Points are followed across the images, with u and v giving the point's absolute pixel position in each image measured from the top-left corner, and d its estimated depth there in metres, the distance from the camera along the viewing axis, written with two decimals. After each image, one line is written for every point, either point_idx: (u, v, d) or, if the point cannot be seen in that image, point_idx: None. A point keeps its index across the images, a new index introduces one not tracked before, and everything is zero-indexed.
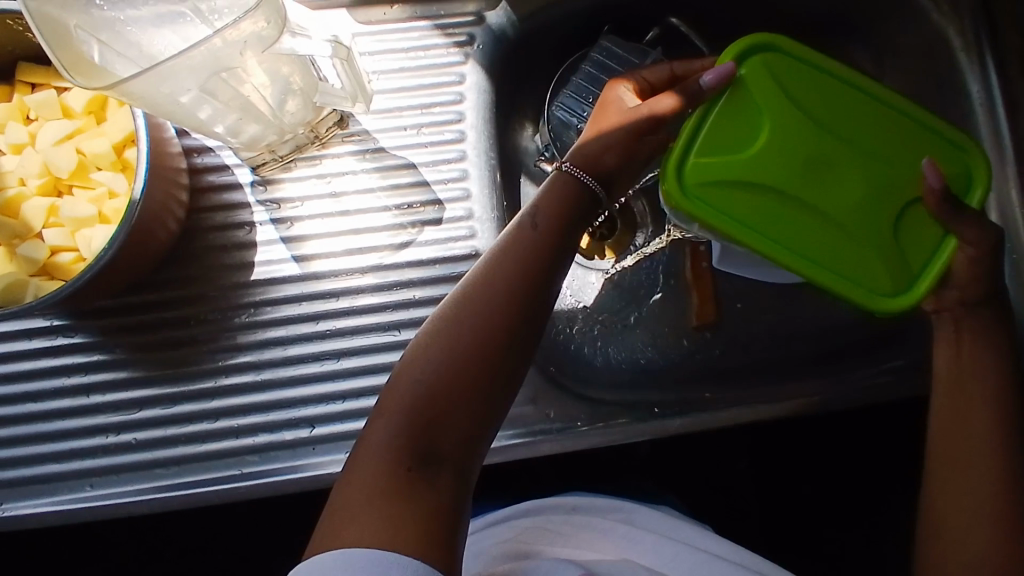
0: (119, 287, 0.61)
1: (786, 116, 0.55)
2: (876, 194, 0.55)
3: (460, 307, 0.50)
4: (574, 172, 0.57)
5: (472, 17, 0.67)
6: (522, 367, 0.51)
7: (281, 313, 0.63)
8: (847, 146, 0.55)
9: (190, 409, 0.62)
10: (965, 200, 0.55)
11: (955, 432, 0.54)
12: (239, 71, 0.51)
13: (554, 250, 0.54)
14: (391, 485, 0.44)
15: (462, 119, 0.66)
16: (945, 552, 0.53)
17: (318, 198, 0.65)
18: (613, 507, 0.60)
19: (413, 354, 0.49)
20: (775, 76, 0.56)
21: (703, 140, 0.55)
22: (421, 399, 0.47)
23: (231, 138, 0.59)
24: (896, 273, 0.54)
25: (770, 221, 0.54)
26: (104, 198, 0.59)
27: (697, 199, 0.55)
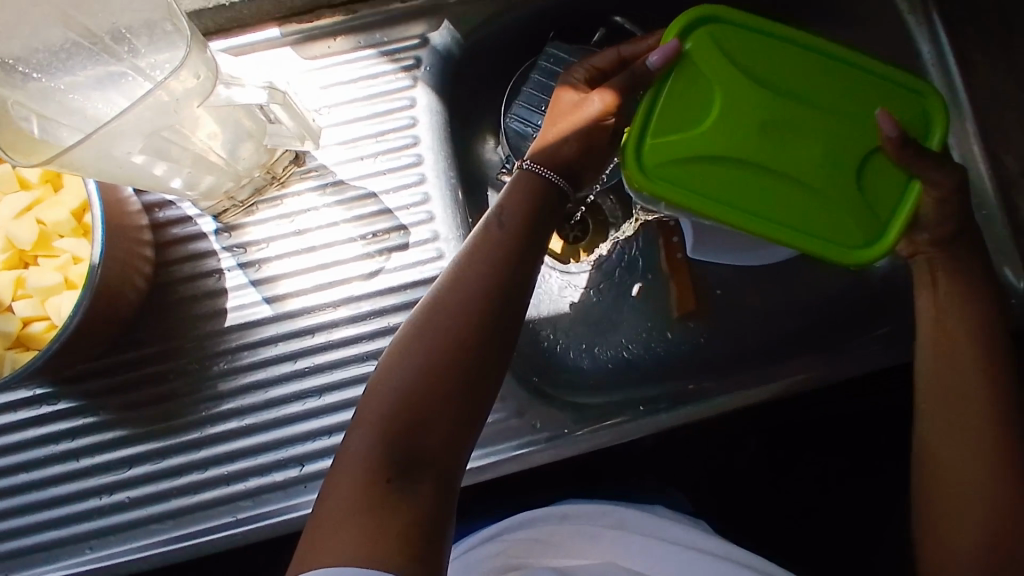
0: (96, 349, 0.61)
1: (738, 83, 0.55)
2: (836, 150, 0.54)
3: (432, 314, 0.50)
4: (537, 170, 0.56)
5: (417, 40, 0.66)
6: (499, 368, 0.51)
7: (259, 356, 0.63)
8: (802, 105, 0.55)
9: (179, 461, 0.62)
10: (924, 143, 0.55)
11: (938, 373, 0.55)
12: (180, 126, 0.51)
13: (522, 247, 0.54)
14: (370, 496, 0.45)
15: (418, 143, 0.67)
16: (937, 492, 0.55)
17: (283, 237, 0.65)
18: (603, 512, 0.59)
19: (387, 363, 0.50)
20: (722, 45, 0.55)
21: (659, 119, 0.55)
22: (397, 408, 0.48)
23: (189, 191, 0.59)
24: (864, 225, 0.55)
25: (734, 190, 0.54)
26: (69, 264, 0.59)
27: (661, 180, 0.55)
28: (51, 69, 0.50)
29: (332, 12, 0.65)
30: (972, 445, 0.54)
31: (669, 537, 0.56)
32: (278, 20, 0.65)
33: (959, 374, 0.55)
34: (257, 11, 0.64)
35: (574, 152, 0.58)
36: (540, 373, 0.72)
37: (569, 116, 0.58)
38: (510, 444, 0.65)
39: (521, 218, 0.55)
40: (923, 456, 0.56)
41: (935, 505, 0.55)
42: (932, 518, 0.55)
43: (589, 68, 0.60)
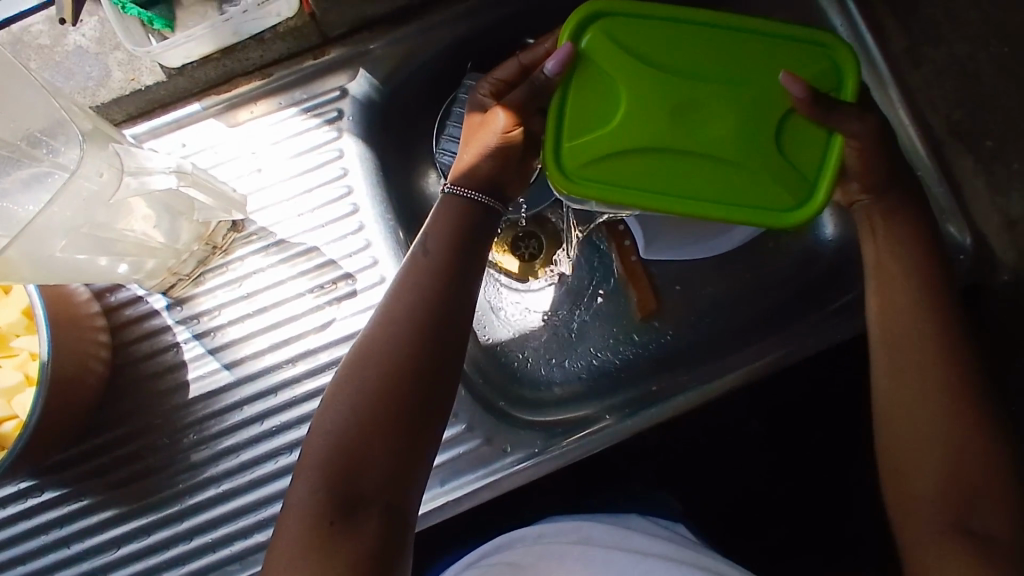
0: (69, 438, 0.62)
1: (640, 69, 0.53)
2: (754, 120, 0.52)
3: (364, 356, 0.53)
4: (461, 191, 0.58)
5: (337, 92, 0.67)
6: (435, 396, 0.54)
7: (227, 422, 0.65)
8: (711, 79, 0.52)
9: (164, 535, 0.64)
10: (840, 96, 0.53)
11: (886, 313, 0.55)
12: (101, 222, 0.52)
13: (448, 273, 0.56)
14: (313, 540, 0.48)
15: (352, 192, 0.68)
16: (896, 433, 0.53)
17: (234, 303, 0.66)
18: (573, 529, 0.68)
19: (326, 405, 0.53)
20: (616, 35, 0.53)
21: (569, 121, 0.54)
22: (334, 453, 0.51)
23: (134, 274, 0.61)
24: (795, 187, 0.53)
25: (659, 177, 0.53)
26: (28, 361, 0.60)
27: (587, 179, 0.54)
28: None
29: (248, 79, 0.67)
30: (927, 379, 0.52)
31: (628, 546, 0.65)
32: (198, 95, 0.67)
33: (905, 311, 0.54)
34: (174, 90, 0.66)
35: (495, 166, 0.59)
36: (507, 396, 0.71)
37: (481, 132, 0.58)
38: (512, 458, 0.66)
39: (448, 243, 0.56)
40: (880, 399, 0.55)
41: (896, 447, 0.53)
42: (892, 461, 0.54)
43: (494, 81, 0.60)
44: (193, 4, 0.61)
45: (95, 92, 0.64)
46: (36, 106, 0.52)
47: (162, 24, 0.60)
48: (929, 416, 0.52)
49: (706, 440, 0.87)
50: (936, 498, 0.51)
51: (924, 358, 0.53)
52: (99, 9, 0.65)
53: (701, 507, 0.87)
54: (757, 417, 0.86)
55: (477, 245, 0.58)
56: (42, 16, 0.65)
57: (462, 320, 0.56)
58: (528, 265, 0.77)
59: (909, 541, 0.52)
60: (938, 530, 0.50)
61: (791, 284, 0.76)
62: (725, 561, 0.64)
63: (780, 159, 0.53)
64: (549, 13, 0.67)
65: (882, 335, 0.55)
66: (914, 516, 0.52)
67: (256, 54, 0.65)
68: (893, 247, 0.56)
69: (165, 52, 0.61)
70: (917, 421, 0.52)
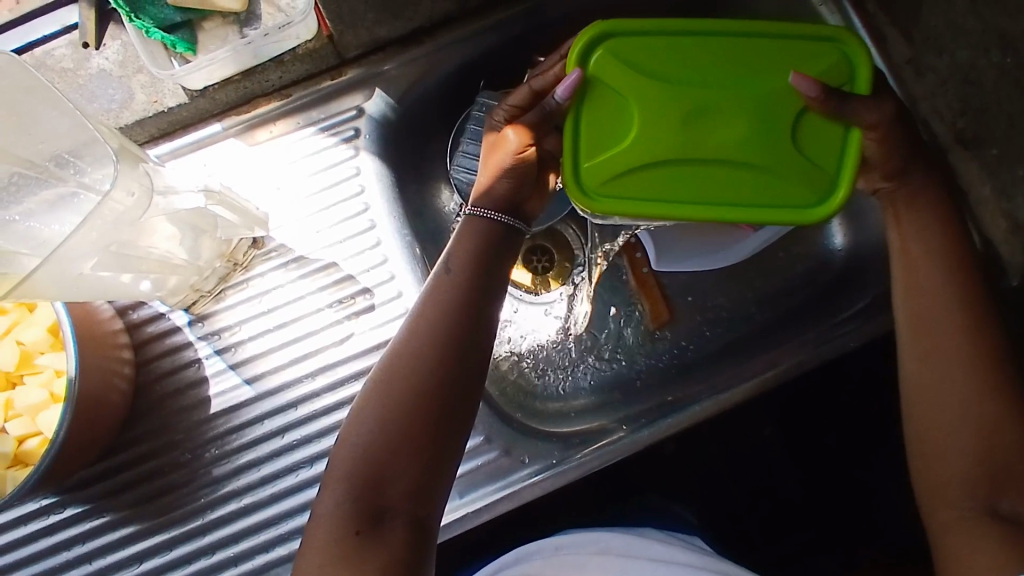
0: (93, 454, 0.63)
1: (649, 85, 0.53)
2: (768, 123, 0.52)
3: (388, 370, 0.55)
4: (485, 214, 0.59)
5: (353, 112, 0.69)
6: (460, 411, 0.55)
7: (248, 437, 0.66)
8: (723, 87, 0.53)
9: (186, 550, 0.64)
10: (852, 87, 0.53)
11: (912, 297, 0.57)
12: (131, 239, 0.53)
13: (470, 292, 0.57)
14: (341, 549, 0.50)
15: (369, 209, 0.69)
16: (925, 419, 0.55)
17: (254, 318, 0.67)
18: (590, 539, 0.68)
19: (350, 420, 0.55)
20: (621, 53, 0.54)
21: (585, 143, 0.55)
22: (360, 464, 0.53)
23: (157, 291, 0.62)
24: (816, 182, 0.54)
25: (679, 187, 0.54)
26: (52, 379, 0.61)
27: (610, 196, 0.55)
28: (6, 204, 0.54)
29: (267, 99, 0.69)
30: (959, 365, 0.54)
31: (647, 555, 0.67)
32: (218, 115, 0.68)
33: (931, 294, 0.56)
34: (195, 111, 0.67)
35: (512, 187, 0.60)
36: (524, 409, 0.71)
37: (495, 153, 0.59)
38: (529, 470, 0.66)
39: (470, 259, 0.58)
40: (909, 386, 0.57)
41: (926, 433, 0.55)
42: (921, 446, 0.56)
43: (507, 107, 0.60)
44: (214, 27, 0.63)
45: (119, 114, 0.65)
46: (62, 127, 0.53)
47: (184, 47, 0.62)
48: (952, 423, 0.54)
49: (720, 448, 0.88)
50: (968, 482, 0.53)
51: (953, 369, 0.54)
52: (121, 32, 0.66)
53: (716, 515, 0.87)
54: (770, 425, 0.87)
55: (499, 260, 0.59)
56: (64, 39, 0.66)
57: (486, 336, 0.57)
58: (540, 277, 0.78)
59: (940, 525, 0.54)
60: (967, 510, 0.53)
61: (801, 292, 0.77)
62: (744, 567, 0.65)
63: (800, 156, 0.53)
64: (560, 30, 0.68)
65: (911, 318, 0.57)
66: (944, 500, 0.54)
67: (275, 75, 0.66)
68: (924, 255, 0.57)
69: (188, 75, 0.62)
70: (946, 406, 0.54)
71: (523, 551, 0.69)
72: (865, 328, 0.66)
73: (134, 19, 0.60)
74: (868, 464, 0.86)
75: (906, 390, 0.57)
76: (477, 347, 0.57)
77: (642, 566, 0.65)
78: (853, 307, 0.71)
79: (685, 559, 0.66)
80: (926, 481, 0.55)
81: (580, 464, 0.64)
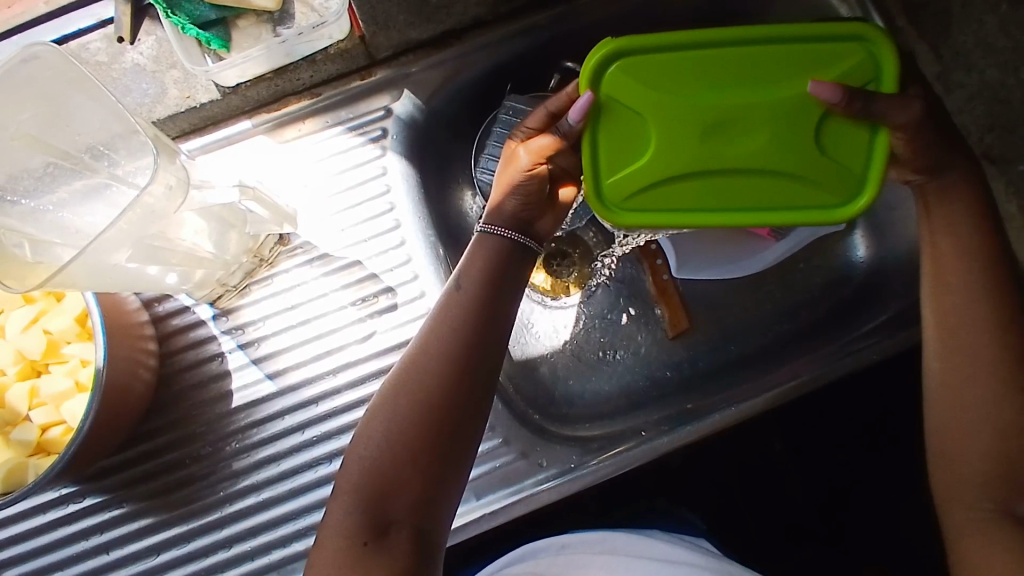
0: (116, 443, 0.63)
1: (670, 98, 0.53)
2: (790, 131, 0.52)
3: (397, 384, 0.56)
4: (495, 231, 0.59)
5: (381, 112, 0.69)
6: (471, 422, 0.56)
7: (267, 432, 0.66)
8: (744, 96, 0.52)
9: (204, 542, 0.65)
10: (877, 86, 0.52)
11: (941, 293, 0.56)
12: (165, 231, 0.54)
13: (481, 305, 0.57)
14: (348, 560, 0.51)
15: (394, 209, 0.70)
16: (947, 424, 0.55)
17: (276, 313, 0.68)
18: (597, 539, 0.69)
19: (359, 432, 0.55)
20: (635, 70, 0.53)
21: (605, 159, 0.55)
22: (368, 476, 0.53)
23: (184, 284, 0.63)
24: (843, 183, 0.54)
25: (704, 195, 0.55)
26: (78, 368, 0.61)
27: (635, 209, 0.56)
28: (38, 193, 0.53)
29: (297, 98, 0.69)
30: (980, 381, 0.54)
31: (652, 554, 0.67)
32: (248, 112, 0.69)
33: (960, 290, 0.56)
34: (226, 108, 0.67)
35: (521, 203, 0.60)
36: (542, 411, 0.71)
37: (507, 170, 0.60)
38: (545, 474, 0.66)
39: (482, 272, 0.58)
40: (930, 385, 0.57)
41: (946, 433, 0.55)
42: (941, 446, 0.56)
43: (525, 129, 0.60)
44: (247, 25, 0.63)
45: (151, 109, 0.65)
46: (95, 118, 0.53)
47: (218, 44, 0.62)
48: (974, 438, 0.54)
49: (734, 459, 0.88)
50: (988, 492, 0.53)
51: (976, 388, 0.54)
52: (156, 28, 0.67)
53: (729, 525, 0.87)
54: (785, 440, 0.87)
55: (514, 273, 0.60)
56: (99, 33, 0.67)
57: (498, 347, 0.57)
58: (559, 282, 0.78)
59: (956, 522, 0.54)
60: (984, 511, 0.53)
61: (822, 304, 0.77)
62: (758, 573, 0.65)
63: (824, 159, 0.53)
64: (590, 37, 0.69)
65: (938, 313, 0.56)
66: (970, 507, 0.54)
67: (306, 74, 0.67)
68: (957, 271, 0.56)
69: (222, 71, 0.63)
70: (969, 404, 0.54)
71: (529, 548, 0.70)
72: (889, 339, 0.66)
73: (171, 16, 0.60)
74: (885, 477, 0.85)
75: (928, 389, 0.57)
76: (489, 358, 0.57)
77: (645, 565, 0.65)
78: (875, 321, 0.71)
79: (693, 560, 0.66)
80: (942, 492, 0.56)
81: (598, 470, 0.64)
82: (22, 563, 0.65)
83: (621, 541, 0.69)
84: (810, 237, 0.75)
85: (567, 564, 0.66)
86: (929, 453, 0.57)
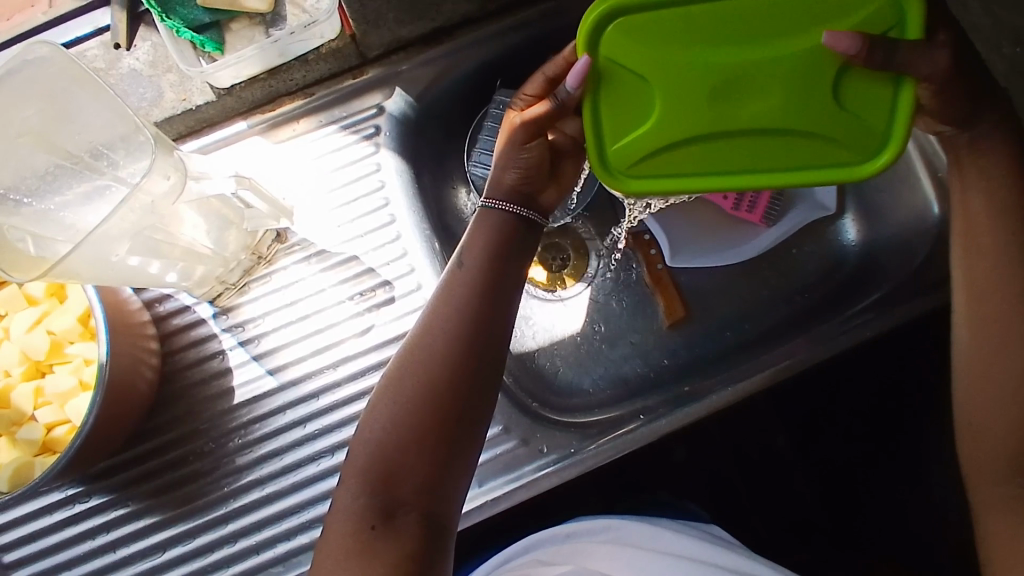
0: (120, 441, 0.64)
1: (676, 58, 0.52)
2: (803, 88, 0.51)
3: (402, 369, 0.56)
4: (497, 205, 0.60)
5: (373, 110, 0.71)
6: (478, 406, 0.56)
7: (270, 426, 0.67)
8: (752, 54, 0.51)
9: (209, 538, 0.65)
10: (900, 34, 0.49)
11: (968, 255, 0.57)
12: (163, 224, 0.56)
13: (482, 287, 0.58)
14: (356, 545, 0.52)
15: (390, 204, 0.71)
16: (971, 391, 0.56)
17: (275, 310, 0.69)
18: (603, 527, 0.69)
19: (367, 418, 0.56)
20: (637, 30, 0.52)
21: (608, 125, 0.55)
22: (375, 460, 0.54)
23: (184, 282, 0.64)
24: (864, 140, 0.52)
25: (711, 159, 0.54)
26: (81, 367, 0.62)
27: (641, 176, 0.55)
28: (41, 193, 0.54)
29: (291, 99, 0.71)
30: (1003, 348, 0.55)
31: (658, 547, 0.67)
32: (243, 114, 0.70)
33: (992, 251, 0.56)
34: (222, 110, 0.69)
35: (521, 176, 0.61)
36: (541, 400, 0.72)
37: (503, 143, 0.60)
38: (546, 460, 0.67)
39: (483, 254, 0.59)
40: (961, 354, 0.57)
41: (967, 406, 0.56)
42: (967, 418, 0.56)
43: (524, 97, 0.60)
44: (241, 28, 0.64)
45: (149, 112, 0.67)
46: (98, 120, 0.55)
47: (212, 46, 0.64)
48: (994, 407, 0.54)
49: (735, 450, 0.88)
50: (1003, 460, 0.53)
51: (998, 355, 0.55)
52: (152, 34, 0.69)
53: (732, 513, 0.87)
54: (784, 432, 0.87)
55: (514, 261, 0.60)
56: (95, 41, 0.69)
57: (502, 332, 0.58)
58: (555, 275, 0.79)
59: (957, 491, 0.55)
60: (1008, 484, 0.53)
61: (817, 288, 0.77)
62: (759, 561, 0.65)
63: (844, 114, 0.51)
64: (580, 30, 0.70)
65: (966, 277, 0.57)
66: (984, 476, 0.55)
67: (299, 74, 0.69)
68: (990, 230, 0.56)
69: (217, 72, 0.64)
70: (990, 375, 0.55)
71: (531, 538, 0.69)
72: (881, 317, 0.66)
73: (166, 19, 0.61)
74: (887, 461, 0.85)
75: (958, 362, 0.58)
76: (493, 343, 0.57)
77: (653, 556, 0.66)
78: (869, 298, 0.71)
79: (698, 555, 0.66)
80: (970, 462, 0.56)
81: (598, 452, 0.65)
82: (31, 563, 0.65)
83: (626, 530, 0.69)
84: (803, 221, 0.77)
85: (575, 554, 0.67)
86: (958, 427, 0.58)
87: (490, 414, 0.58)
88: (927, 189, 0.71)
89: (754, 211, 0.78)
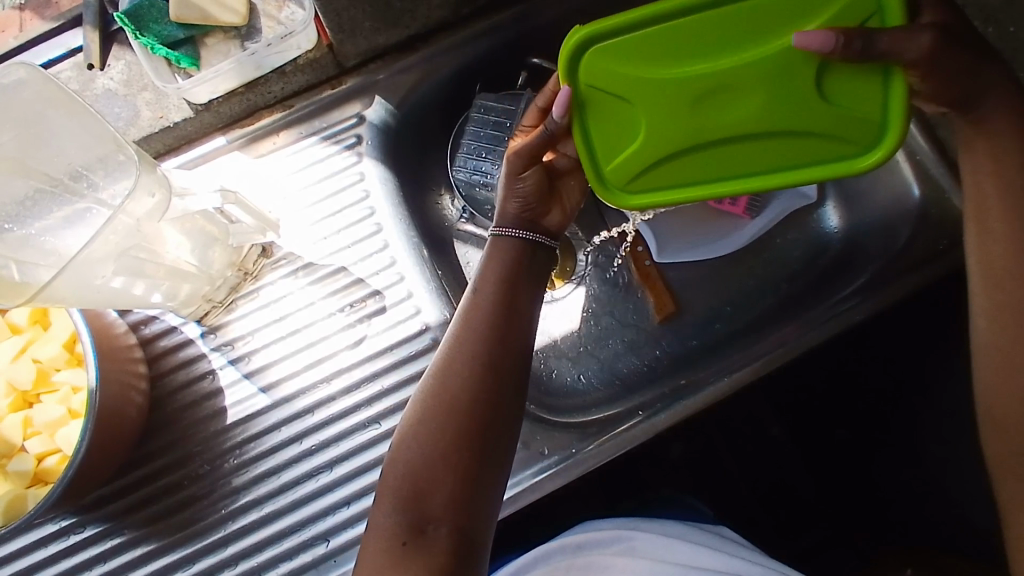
0: (113, 469, 0.63)
1: (656, 75, 0.52)
2: (786, 88, 0.51)
3: (429, 388, 0.56)
4: (510, 233, 0.60)
5: (354, 119, 0.70)
6: (504, 420, 0.56)
7: (265, 445, 0.66)
8: (730, 61, 0.51)
9: (209, 563, 0.64)
10: (884, 22, 0.49)
11: (982, 240, 0.55)
12: (147, 244, 0.55)
13: (504, 303, 0.58)
14: (389, 561, 0.51)
15: (376, 213, 0.70)
16: (991, 372, 0.55)
17: (264, 326, 0.68)
18: (616, 537, 0.67)
19: (395, 440, 0.56)
20: (614, 52, 0.52)
21: (600, 145, 0.55)
22: (405, 478, 0.54)
23: (169, 301, 0.63)
24: (861, 130, 0.51)
25: (710, 165, 0.54)
26: (70, 395, 0.61)
27: (640, 190, 0.56)
28: (23, 218, 0.52)
29: (270, 111, 0.71)
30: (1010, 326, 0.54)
31: (673, 558, 0.64)
32: (223, 129, 0.70)
33: (1005, 236, 0.54)
34: (200, 126, 0.69)
35: (522, 205, 0.60)
36: (538, 401, 0.71)
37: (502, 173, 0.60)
38: (548, 461, 0.66)
39: (503, 271, 0.59)
40: (980, 338, 0.56)
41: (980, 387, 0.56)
42: (986, 397, 0.55)
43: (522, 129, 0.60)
44: (216, 43, 0.64)
45: (126, 131, 0.66)
46: (77, 141, 0.54)
47: (188, 62, 0.63)
48: (1000, 383, 0.54)
49: (728, 443, 0.88)
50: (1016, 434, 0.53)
51: (1003, 332, 0.54)
52: (125, 53, 0.68)
53: (730, 504, 0.87)
54: (776, 422, 0.87)
55: (530, 278, 0.60)
56: (69, 62, 0.69)
57: (523, 346, 0.58)
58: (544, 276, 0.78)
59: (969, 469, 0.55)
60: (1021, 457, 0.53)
61: (804, 275, 0.78)
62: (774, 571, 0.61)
63: (835, 109, 0.51)
64: (555, 32, 0.70)
65: (983, 263, 0.55)
66: (991, 450, 0.55)
67: (277, 86, 0.68)
68: (1002, 213, 0.55)
69: (194, 87, 0.64)
70: (1003, 357, 0.54)
71: (545, 548, 0.68)
72: (871, 299, 0.67)
73: (139, 37, 0.61)
74: None
75: (978, 347, 0.56)
76: (516, 357, 0.57)
77: (665, 568, 0.63)
78: (855, 281, 0.72)
79: (712, 564, 0.63)
80: (987, 440, 0.56)
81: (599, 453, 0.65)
82: None
83: (641, 541, 0.67)
84: (786, 210, 0.79)
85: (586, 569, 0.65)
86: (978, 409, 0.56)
87: (517, 427, 0.57)
88: (905, 172, 0.71)
89: (737, 205, 0.80)
